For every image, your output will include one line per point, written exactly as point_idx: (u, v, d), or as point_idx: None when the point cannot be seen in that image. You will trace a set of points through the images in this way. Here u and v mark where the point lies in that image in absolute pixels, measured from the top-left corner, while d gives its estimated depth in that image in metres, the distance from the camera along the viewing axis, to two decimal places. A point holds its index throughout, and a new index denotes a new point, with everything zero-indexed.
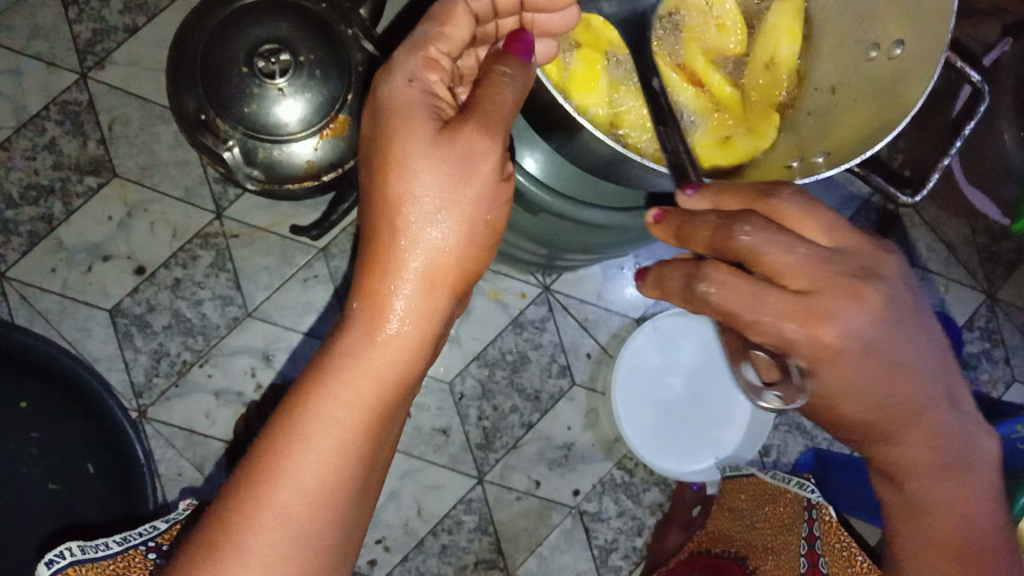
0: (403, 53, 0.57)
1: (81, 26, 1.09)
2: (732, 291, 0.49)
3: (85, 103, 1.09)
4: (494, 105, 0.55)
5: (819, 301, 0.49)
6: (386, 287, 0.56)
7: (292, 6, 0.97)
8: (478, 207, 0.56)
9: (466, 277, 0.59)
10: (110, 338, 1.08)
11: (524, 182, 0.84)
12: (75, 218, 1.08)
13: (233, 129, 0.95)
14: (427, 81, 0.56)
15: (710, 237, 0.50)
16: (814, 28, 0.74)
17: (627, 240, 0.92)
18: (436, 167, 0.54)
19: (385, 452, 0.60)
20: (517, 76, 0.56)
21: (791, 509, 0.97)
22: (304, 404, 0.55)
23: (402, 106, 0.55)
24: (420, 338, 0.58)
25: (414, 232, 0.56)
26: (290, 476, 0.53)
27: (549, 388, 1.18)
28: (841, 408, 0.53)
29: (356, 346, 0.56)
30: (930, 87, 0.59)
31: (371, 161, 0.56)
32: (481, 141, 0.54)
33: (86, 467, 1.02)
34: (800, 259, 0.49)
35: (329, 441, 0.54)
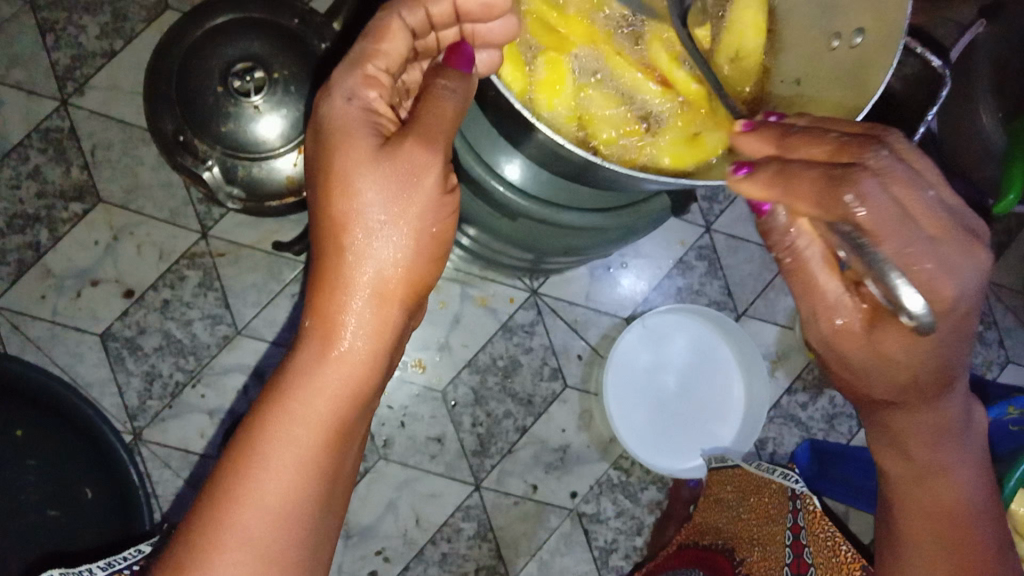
0: (343, 71, 0.60)
1: (59, 54, 1.10)
2: (884, 219, 0.45)
3: (67, 130, 1.10)
4: (434, 119, 0.58)
5: (944, 255, 0.46)
6: (337, 303, 0.60)
7: (264, 22, 0.98)
8: (422, 219, 0.60)
9: (416, 289, 0.62)
10: (101, 362, 1.08)
11: (498, 188, 0.83)
12: (62, 244, 1.09)
13: (212, 148, 0.96)
14: (366, 98, 0.60)
15: (836, 153, 0.46)
16: (779, 22, 0.74)
17: (605, 242, 0.92)
18: (380, 183, 0.58)
19: (349, 464, 0.63)
20: (458, 88, 0.60)
21: (777, 500, 0.96)
22: (266, 422, 0.58)
23: (345, 125, 0.59)
24: (374, 351, 0.61)
25: (363, 248, 0.59)
26: (256, 492, 0.56)
27: (541, 391, 1.18)
28: (914, 359, 0.53)
29: (312, 362, 0.59)
30: (889, 76, 0.60)
31: (318, 183, 0.60)
32: (421, 154, 0.58)
33: (83, 491, 1.02)
34: (930, 202, 0.47)
35: (290, 456, 0.57)
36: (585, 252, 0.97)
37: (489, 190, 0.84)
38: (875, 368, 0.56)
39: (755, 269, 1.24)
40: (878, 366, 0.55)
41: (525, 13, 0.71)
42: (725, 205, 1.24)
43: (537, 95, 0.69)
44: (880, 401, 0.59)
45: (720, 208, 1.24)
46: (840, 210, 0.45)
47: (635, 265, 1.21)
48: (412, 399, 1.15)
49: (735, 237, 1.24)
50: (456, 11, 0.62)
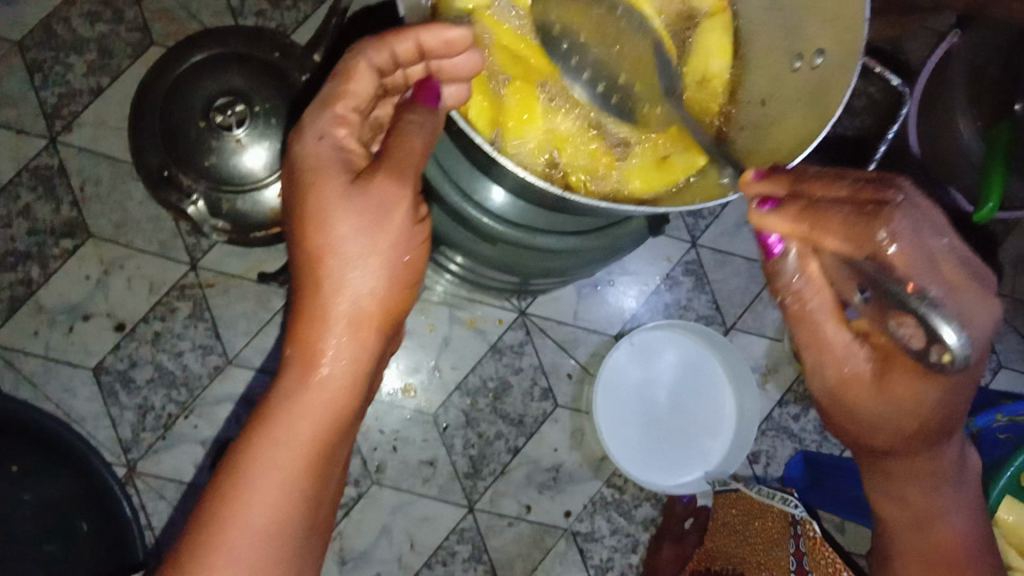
0: (312, 112, 0.61)
1: (47, 92, 1.12)
2: (911, 253, 0.50)
3: (56, 167, 1.11)
4: (405, 152, 0.60)
5: (964, 298, 0.51)
6: (315, 333, 0.61)
7: (244, 56, 0.99)
8: (396, 249, 0.61)
9: (392, 316, 0.63)
10: (95, 396, 1.09)
11: (476, 216, 0.84)
12: (53, 280, 1.10)
13: (196, 182, 0.97)
14: (336, 136, 0.61)
15: (862, 194, 0.51)
16: (743, 43, 0.75)
17: (586, 262, 0.93)
18: (353, 215, 0.59)
19: (332, 486, 0.64)
20: (425, 123, 0.62)
21: (780, 525, 0.95)
22: (248, 452, 0.59)
23: (316, 163, 0.59)
24: (352, 378, 0.62)
25: (339, 280, 0.60)
26: (240, 519, 0.57)
27: (532, 411, 1.18)
28: (928, 406, 0.57)
29: (292, 391, 0.61)
30: (846, 97, 0.60)
31: (290, 216, 0.61)
32: (392, 187, 0.59)
33: (79, 525, 1.02)
34: (946, 249, 0.52)
35: (272, 483, 0.58)
36: (568, 272, 0.97)
37: (468, 218, 0.85)
38: (884, 415, 0.59)
39: (743, 283, 1.25)
40: (888, 412, 0.59)
41: (492, 42, 0.72)
42: (711, 220, 1.24)
43: (505, 127, 0.71)
44: (881, 450, 0.63)
45: (705, 223, 1.24)
46: (873, 246, 0.50)
47: (622, 282, 1.22)
48: (403, 423, 1.15)
49: (721, 251, 1.24)
50: (420, 50, 0.61)
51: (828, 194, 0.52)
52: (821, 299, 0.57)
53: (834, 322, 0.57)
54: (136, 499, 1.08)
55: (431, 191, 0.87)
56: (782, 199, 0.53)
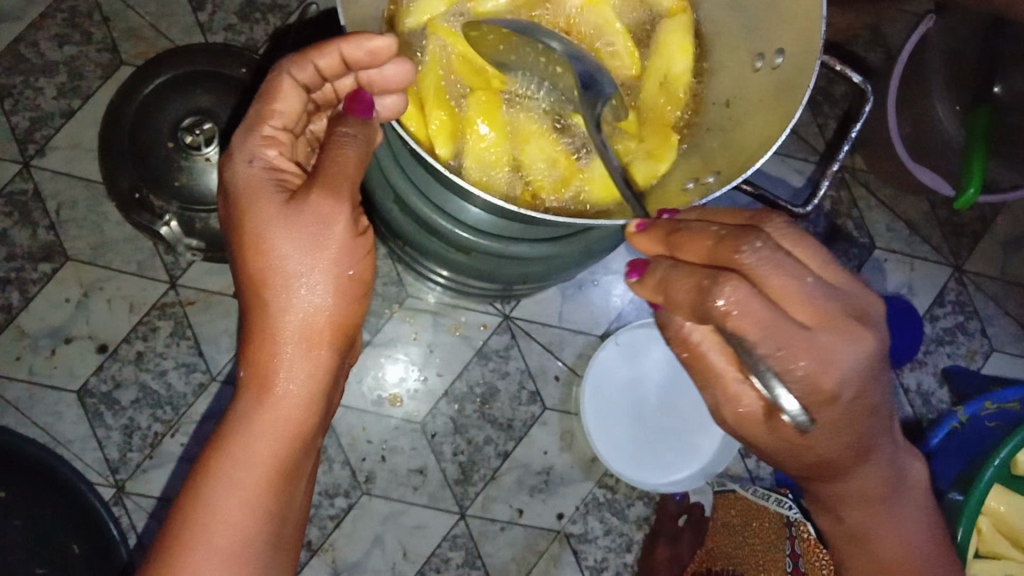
0: (241, 135, 0.63)
1: (18, 117, 1.12)
2: (750, 314, 0.49)
3: (31, 191, 1.11)
4: (338, 166, 0.60)
5: (824, 344, 0.51)
6: (267, 353, 0.62)
7: (210, 76, 1.03)
8: (341, 264, 0.62)
9: (344, 331, 0.64)
10: (80, 419, 1.09)
11: (446, 227, 0.83)
12: (34, 305, 1.10)
13: (168, 204, 1.00)
14: (266, 157, 0.62)
15: (711, 255, 0.51)
16: (706, 44, 0.75)
17: (565, 266, 0.92)
18: (293, 234, 0.60)
19: (298, 499, 0.66)
20: (358, 134, 0.62)
21: (776, 526, 0.98)
22: (208, 473, 0.61)
23: (250, 186, 0.61)
24: (308, 394, 0.63)
25: (286, 300, 0.61)
26: (203, 540, 0.59)
27: (521, 415, 1.18)
28: (819, 449, 0.57)
29: (249, 410, 0.62)
30: (806, 98, 0.59)
31: (233, 240, 0.62)
32: (328, 204, 0.59)
33: (70, 547, 1.02)
34: (807, 291, 0.51)
35: (233, 501, 0.60)
36: (547, 278, 0.96)
37: (439, 229, 0.84)
38: (783, 452, 0.60)
39: None
40: (790, 456, 0.60)
41: (450, 53, 0.71)
42: None
43: (466, 139, 0.70)
44: (804, 477, 0.64)
45: None
46: (708, 309, 0.50)
47: (606, 281, 1.22)
48: (391, 432, 1.15)
49: None
50: (345, 62, 0.61)
51: (684, 257, 0.53)
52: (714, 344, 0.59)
53: (726, 361, 0.59)
54: (126, 520, 1.08)
55: (401, 203, 0.86)
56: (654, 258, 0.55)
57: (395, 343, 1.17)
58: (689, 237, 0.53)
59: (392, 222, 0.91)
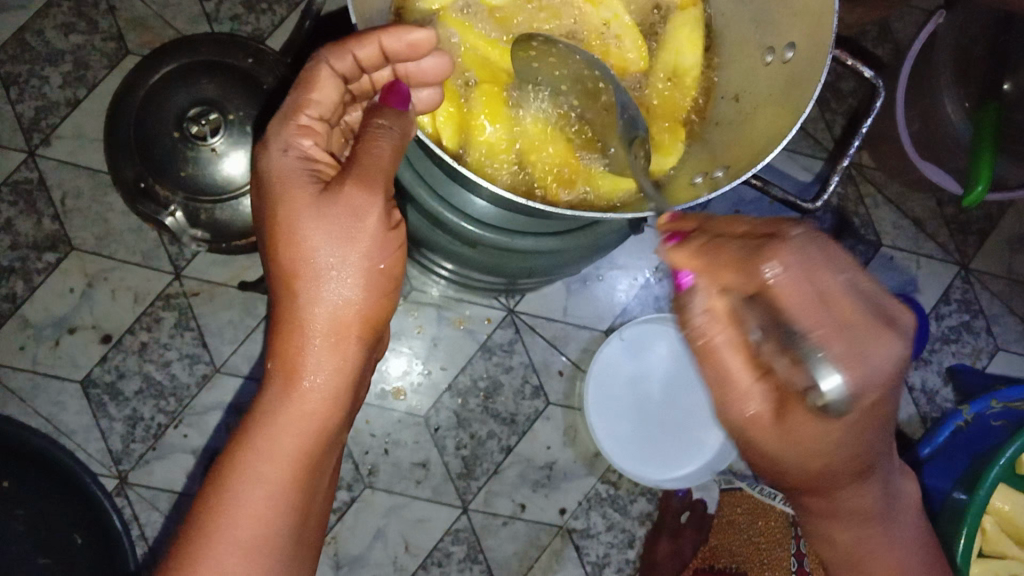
0: (278, 125, 0.64)
1: (24, 106, 1.11)
2: (793, 286, 0.51)
3: (36, 180, 1.11)
4: (372, 159, 0.60)
5: (856, 338, 0.51)
6: (295, 345, 0.63)
7: (217, 66, 1.02)
8: (371, 258, 0.62)
9: (371, 325, 0.65)
10: (84, 409, 1.09)
11: (452, 220, 0.83)
12: (38, 294, 1.10)
13: (173, 194, 1.00)
14: (301, 147, 0.63)
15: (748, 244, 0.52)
16: (716, 39, 0.75)
17: (573, 262, 0.91)
18: (325, 226, 0.60)
19: (321, 493, 0.67)
20: (394, 126, 0.61)
21: (783, 525, 0.97)
22: (233, 463, 0.62)
23: (283, 175, 0.62)
24: (335, 389, 0.64)
25: (315, 292, 0.62)
26: (227, 532, 0.60)
27: (524, 410, 1.18)
28: (829, 450, 0.57)
29: (275, 403, 0.63)
30: (817, 92, 0.59)
31: (265, 231, 0.63)
32: (361, 196, 0.60)
33: (73, 538, 1.02)
34: (844, 286, 0.52)
35: (258, 494, 0.61)
36: (557, 272, 0.95)
37: (446, 222, 0.84)
38: (793, 461, 0.58)
39: None
40: (777, 472, 0.61)
41: (464, 44, 0.72)
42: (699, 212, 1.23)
43: (473, 132, 0.70)
44: (807, 493, 0.64)
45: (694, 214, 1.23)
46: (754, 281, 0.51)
47: (611, 276, 1.21)
48: (394, 425, 1.15)
49: None
50: (384, 54, 0.63)
51: (725, 235, 0.54)
52: (727, 335, 0.54)
53: (741, 360, 0.54)
54: (128, 511, 1.08)
55: (409, 195, 0.86)
56: (687, 233, 0.55)
57: (400, 336, 1.16)
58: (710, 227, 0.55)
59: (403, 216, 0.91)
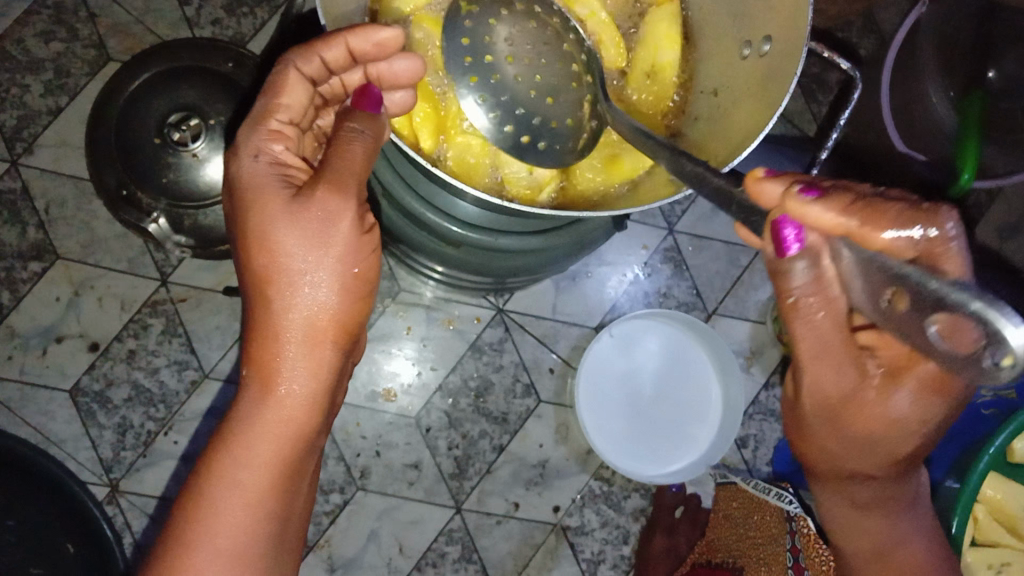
0: (247, 130, 0.64)
1: (5, 115, 1.11)
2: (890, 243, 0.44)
3: (19, 190, 1.10)
4: (345, 163, 0.60)
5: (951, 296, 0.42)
6: (271, 351, 0.63)
7: (199, 70, 1.02)
8: (345, 262, 0.62)
9: (347, 330, 0.65)
10: (73, 419, 1.08)
11: (435, 220, 0.83)
12: (24, 304, 1.09)
13: (156, 201, 1.00)
14: (273, 152, 0.63)
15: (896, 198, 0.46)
16: (693, 32, 0.74)
17: (557, 260, 0.91)
18: (297, 232, 0.60)
19: (301, 499, 0.67)
20: (366, 129, 0.61)
21: (777, 520, 0.96)
22: (211, 471, 0.62)
23: (255, 181, 0.61)
24: (311, 394, 0.64)
25: (290, 298, 0.61)
26: (204, 541, 0.60)
27: (515, 408, 1.17)
28: (881, 442, 0.58)
29: (252, 409, 0.63)
30: (793, 85, 0.58)
31: (238, 237, 0.63)
32: (333, 201, 0.60)
33: (63, 547, 1.01)
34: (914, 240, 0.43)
35: (236, 501, 0.61)
36: (540, 271, 0.95)
37: (429, 223, 0.84)
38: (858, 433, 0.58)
39: (723, 267, 1.23)
40: (847, 445, 0.60)
41: (437, 45, 0.71)
42: (687, 205, 1.22)
43: (454, 134, 0.69)
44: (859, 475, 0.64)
45: (682, 208, 1.22)
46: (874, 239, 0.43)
47: (599, 272, 1.21)
48: (386, 427, 1.15)
49: (699, 236, 1.23)
50: (352, 55, 0.63)
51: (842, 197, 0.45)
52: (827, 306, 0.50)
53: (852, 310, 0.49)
54: (120, 519, 1.08)
55: (389, 196, 0.86)
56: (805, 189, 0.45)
57: (389, 338, 1.16)
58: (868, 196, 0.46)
59: (384, 217, 0.91)
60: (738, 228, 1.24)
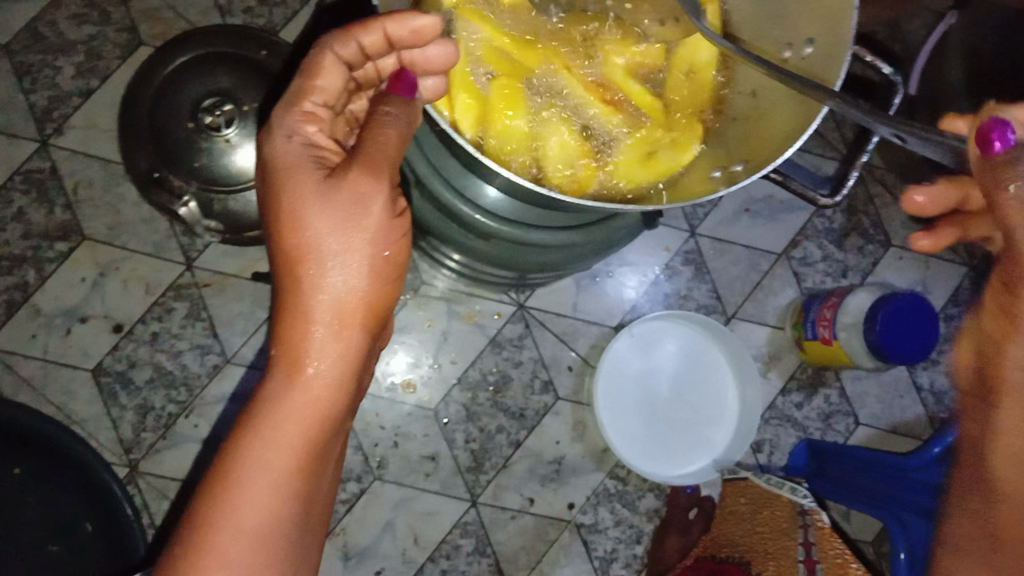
0: (281, 111, 0.64)
1: (37, 96, 1.11)
2: None
3: (48, 170, 1.11)
4: (378, 146, 0.61)
5: None
6: (298, 333, 0.63)
7: (230, 56, 1.03)
8: (375, 246, 0.62)
9: (375, 314, 0.65)
10: (95, 399, 1.09)
11: (466, 212, 0.83)
12: (49, 283, 1.10)
13: (186, 184, 1.01)
14: (306, 133, 0.63)
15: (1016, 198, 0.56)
16: (735, 32, 0.75)
17: (584, 256, 0.91)
18: (329, 213, 0.60)
19: (324, 483, 0.67)
20: (400, 114, 0.63)
21: (788, 514, 0.97)
22: (237, 451, 0.62)
23: (287, 161, 0.62)
24: (337, 376, 0.64)
25: (319, 279, 0.62)
26: (229, 521, 0.60)
27: (533, 404, 1.18)
28: None
29: (278, 390, 0.63)
30: (837, 87, 0.59)
31: (269, 217, 0.63)
32: (366, 183, 0.60)
33: (83, 526, 1.02)
34: None
35: (261, 482, 0.61)
36: (566, 267, 0.95)
37: (459, 214, 0.84)
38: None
39: (743, 271, 1.23)
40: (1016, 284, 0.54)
41: (477, 38, 0.71)
42: (710, 208, 1.23)
43: (492, 126, 0.70)
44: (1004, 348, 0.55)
45: (704, 211, 1.23)
46: None
47: (621, 272, 1.21)
48: (403, 418, 1.15)
49: (721, 240, 1.23)
50: (389, 41, 0.63)
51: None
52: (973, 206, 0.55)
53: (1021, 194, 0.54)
54: (138, 500, 1.08)
55: (422, 187, 0.86)
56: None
57: (409, 330, 1.17)
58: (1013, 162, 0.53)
59: (415, 208, 0.91)
60: (759, 233, 1.24)
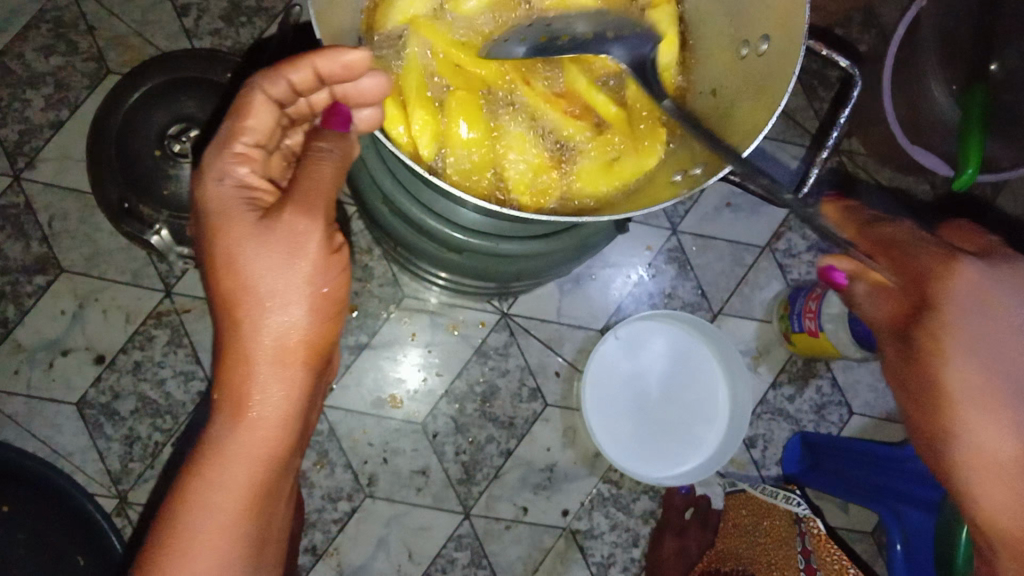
0: (213, 153, 0.62)
1: (8, 130, 1.11)
2: None
3: (22, 204, 1.11)
4: (313, 183, 0.61)
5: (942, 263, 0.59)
6: (239, 376, 0.61)
7: (196, 81, 1.03)
8: (314, 282, 0.61)
9: (320, 351, 0.64)
10: (80, 432, 1.08)
11: (435, 227, 0.82)
12: (29, 318, 1.10)
13: (157, 213, 1.01)
14: (237, 174, 0.61)
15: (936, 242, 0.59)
16: (692, 32, 0.75)
17: (553, 265, 0.90)
18: (263, 254, 0.59)
19: (276, 519, 0.66)
20: (334, 149, 0.64)
21: (786, 524, 0.97)
22: (185, 496, 0.62)
23: (221, 206, 0.60)
24: (282, 416, 0.62)
25: (258, 321, 0.61)
26: (177, 567, 0.60)
27: (522, 413, 1.17)
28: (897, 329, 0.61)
29: (223, 434, 0.62)
30: (792, 83, 0.58)
31: (206, 258, 0.62)
32: (300, 222, 0.60)
33: (75, 560, 1.02)
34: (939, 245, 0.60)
35: (209, 527, 0.61)
36: (544, 275, 0.94)
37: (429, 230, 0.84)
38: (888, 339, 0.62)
39: (727, 266, 1.22)
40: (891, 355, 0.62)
41: (431, 51, 0.71)
42: (690, 205, 1.22)
43: (450, 142, 0.69)
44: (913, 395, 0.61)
45: (685, 208, 1.22)
46: None
47: (603, 274, 1.20)
48: (392, 434, 1.14)
49: (703, 236, 1.22)
50: (319, 77, 0.61)
51: None
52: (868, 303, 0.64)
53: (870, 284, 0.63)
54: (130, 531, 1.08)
55: (390, 205, 0.85)
56: None
57: (393, 345, 1.16)
58: (895, 237, 0.61)
59: (384, 224, 0.90)
60: (741, 227, 1.23)
